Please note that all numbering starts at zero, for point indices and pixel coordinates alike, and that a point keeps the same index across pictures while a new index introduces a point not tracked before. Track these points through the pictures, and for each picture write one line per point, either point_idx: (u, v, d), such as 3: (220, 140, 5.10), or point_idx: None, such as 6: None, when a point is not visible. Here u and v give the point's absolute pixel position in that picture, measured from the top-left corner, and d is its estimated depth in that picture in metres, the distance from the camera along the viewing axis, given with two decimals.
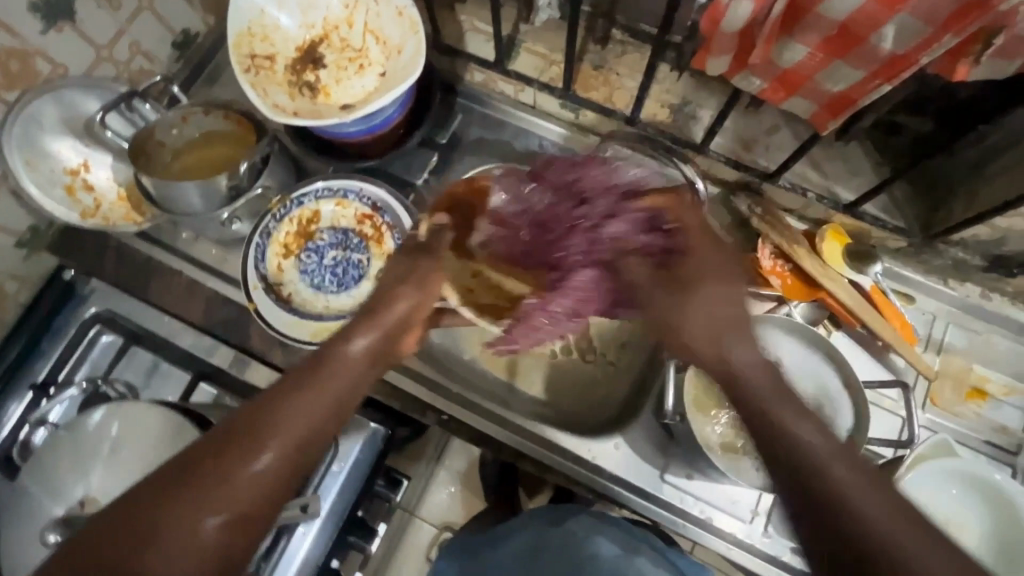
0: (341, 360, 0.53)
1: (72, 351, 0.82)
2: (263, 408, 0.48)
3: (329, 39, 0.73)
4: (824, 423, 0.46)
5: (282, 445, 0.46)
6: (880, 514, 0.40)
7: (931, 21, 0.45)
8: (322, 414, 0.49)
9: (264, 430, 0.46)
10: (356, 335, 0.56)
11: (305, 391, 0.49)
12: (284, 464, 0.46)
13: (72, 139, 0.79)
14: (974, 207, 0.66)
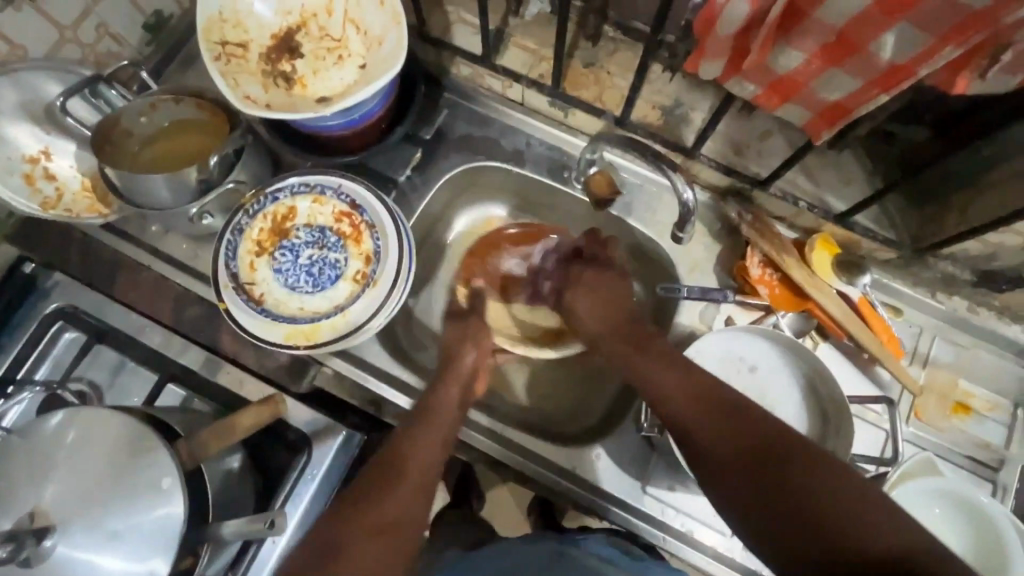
0: (441, 406, 0.67)
1: (31, 348, 0.78)
2: (394, 449, 0.61)
3: (307, 27, 0.69)
4: (697, 391, 0.57)
5: (410, 471, 0.59)
6: (824, 490, 0.46)
7: (932, 31, 0.43)
8: (424, 443, 0.62)
9: (404, 466, 0.59)
10: (445, 384, 0.69)
11: (417, 424, 0.64)
12: (413, 491, 0.58)
13: (32, 125, 0.75)
14: (964, 222, 0.65)
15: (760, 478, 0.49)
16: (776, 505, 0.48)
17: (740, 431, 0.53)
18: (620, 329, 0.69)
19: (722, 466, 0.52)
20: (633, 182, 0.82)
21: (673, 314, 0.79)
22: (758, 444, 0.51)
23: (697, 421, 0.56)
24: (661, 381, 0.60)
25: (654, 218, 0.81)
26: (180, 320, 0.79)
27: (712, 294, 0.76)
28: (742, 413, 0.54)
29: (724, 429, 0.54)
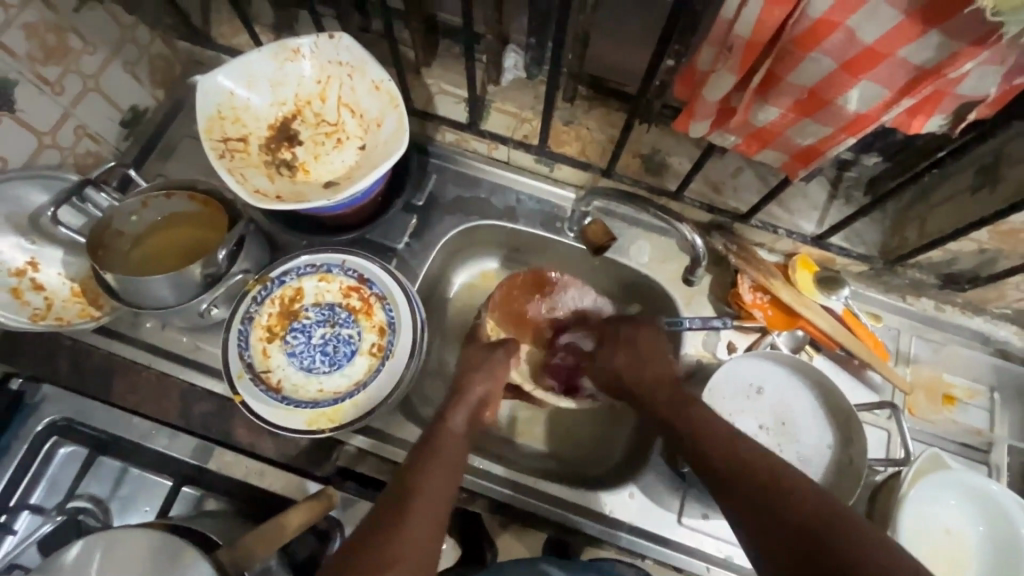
0: (448, 433, 0.68)
1: (25, 471, 0.74)
2: (404, 480, 0.62)
3: (302, 115, 0.71)
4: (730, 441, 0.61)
5: (420, 501, 0.60)
6: (850, 549, 0.49)
7: (891, 86, 0.49)
8: (432, 471, 0.63)
9: (412, 498, 0.60)
10: (453, 414, 0.70)
11: (428, 453, 0.65)
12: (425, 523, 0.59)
13: (17, 236, 0.74)
14: (925, 235, 0.73)
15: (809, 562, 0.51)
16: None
17: (791, 513, 0.53)
18: (664, 402, 0.70)
19: (773, 546, 0.54)
20: (622, 225, 0.87)
21: (678, 346, 0.83)
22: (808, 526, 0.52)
23: (746, 504, 0.57)
24: (708, 459, 0.62)
25: (645, 256, 0.86)
26: (188, 416, 0.74)
27: (711, 322, 0.81)
28: (785, 493, 0.55)
29: (772, 512, 0.54)
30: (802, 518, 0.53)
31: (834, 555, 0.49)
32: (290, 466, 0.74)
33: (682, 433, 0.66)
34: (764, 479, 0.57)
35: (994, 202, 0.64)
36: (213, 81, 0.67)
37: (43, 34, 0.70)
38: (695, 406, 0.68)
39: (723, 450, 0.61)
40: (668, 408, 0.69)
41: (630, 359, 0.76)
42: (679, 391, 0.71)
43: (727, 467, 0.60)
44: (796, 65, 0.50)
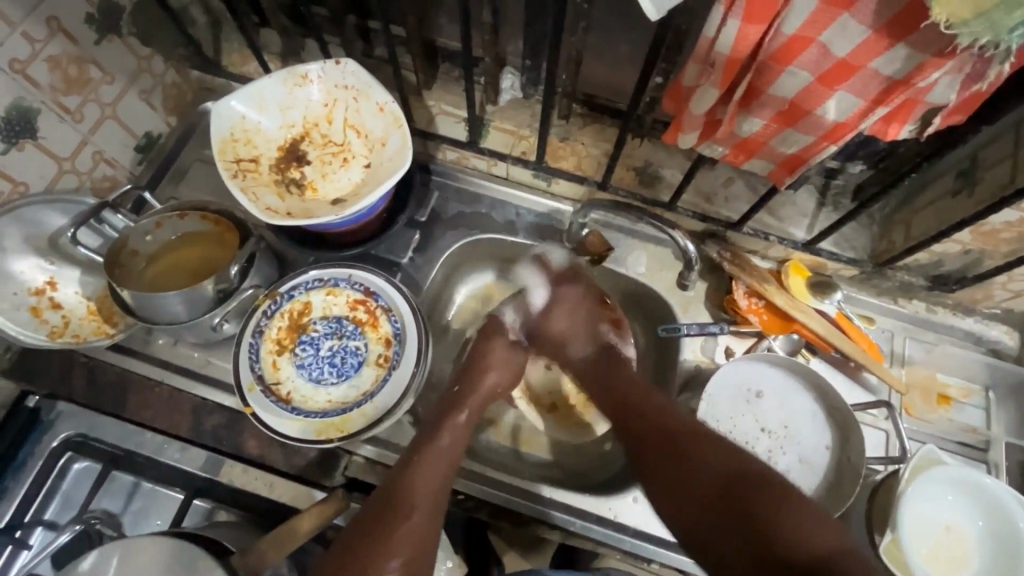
0: (438, 451, 0.68)
1: (40, 486, 0.77)
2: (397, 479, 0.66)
3: (310, 136, 0.75)
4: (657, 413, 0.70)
5: (402, 527, 0.62)
6: (757, 497, 0.59)
7: (866, 96, 0.52)
8: (418, 495, 0.64)
9: (405, 488, 0.65)
10: (461, 411, 0.73)
11: (413, 471, 0.66)
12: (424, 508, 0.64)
13: (36, 256, 0.77)
14: (910, 238, 0.76)
15: (719, 505, 0.61)
16: (729, 525, 0.59)
17: (708, 462, 0.64)
18: (596, 370, 0.81)
19: (686, 492, 0.63)
20: (619, 235, 0.90)
21: (677, 351, 0.85)
22: (726, 476, 0.62)
23: (665, 459, 0.66)
24: (640, 422, 0.71)
25: (642, 264, 0.89)
26: (199, 429, 0.76)
27: (708, 328, 0.83)
28: (704, 449, 0.65)
29: (688, 466, 0.64)
30: (719, 469, 0.63)
31: (749, 507, 0.59)
32: (298, 477, 0.75)
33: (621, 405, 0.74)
34: (685, 438, 0.67)
35: (974, 203, 0.66)
36: (227, 106, 0.70)
37: (66, 65, 0.73)
38: (630, 376, 0.78)
39: (656, 420, 0.70)
40: (593, 374, 0.81)
41: (574, 325, 0.86)
42: (609, 360, 0.81)
43: (652, 431, 0.69)
44: (775, 78, 0.53)
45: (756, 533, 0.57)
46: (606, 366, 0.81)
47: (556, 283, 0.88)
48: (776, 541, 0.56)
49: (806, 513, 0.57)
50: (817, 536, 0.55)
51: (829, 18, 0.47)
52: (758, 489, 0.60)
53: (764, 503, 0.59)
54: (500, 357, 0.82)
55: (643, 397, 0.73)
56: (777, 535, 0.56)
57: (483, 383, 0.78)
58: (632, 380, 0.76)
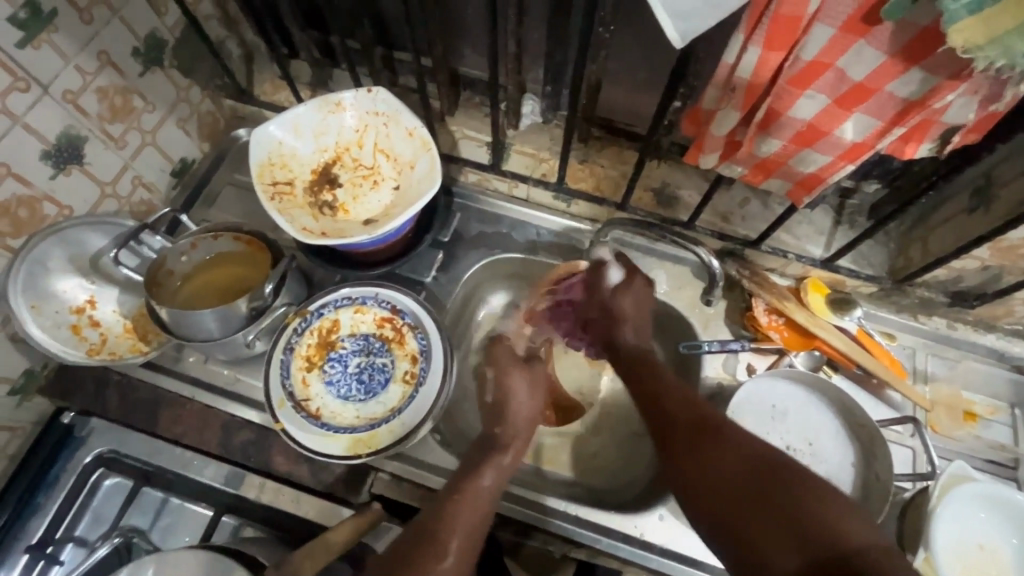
0: (475, 494, 0.66)
1: (72, 501, 0.80)
2: (432, 519, 0.63)
3: (342, 160, 0.78)
4: (687, 398, 0.68)
5: (433, 569, 0.58)
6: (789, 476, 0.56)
7: (882, 116, 0.55)
8: (454, 538, 0.61)
9: (439, 530, 0.62)
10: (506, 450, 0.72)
11: (450, 514, 0.63)
12: (460, 556, 0.60)
13: (79, 276, 0.80)
14: (929, 254, 0.77)
15: (749, 483, 0.57)
16: (758, 513, 0.54)
17: (739, 442, 0.61)
18: (636, 363, 0.76)
19: (717, 472, 0.59)
20: (639, 254, 0.91)
21: (698, 368, 0.86)
22: (758, 459, 0.58)
23: (693, 443, 0.63)
24: (667, 405, 0.68)
25: (660, 283, 0.90)
26: (228, 445, 0.77)
27: (729, 345, 0.84)
28: (736, 435, 0.62)
29: (718, 450, 0.61)
30: (752, 451, 0.59)
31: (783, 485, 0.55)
32: (326, 492, 0.76)
33: (642, 390, 0.72)
34: (719, 424, 0.64)
35: (991, 219, 0.67)
36: (265, 132, 0.74)
37: (113, 95, 0.77)
38: (662, 372, 0.73)
39: (684, 402, 0.68)
40: (644, 361, 0.75)
41: (638, 313, 0.80)
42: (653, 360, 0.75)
43: (683, 414, 0.66)
44: (794, 101, 0.55)
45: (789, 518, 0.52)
46: (643, 363, 0.75)
47: (630, 272, 0.82)
48: (806, 525, 0.51)
49: (843, 503, 0.52)
50: (851, 526, 0.50)
51: (846, 45, 0.50)
52: (791, 475, 0.56)
53: (796, 488, 0.55)
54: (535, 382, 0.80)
55: (676, 385, 0.70)
56: (806, 522, 0.51)
57: (520, 428, 0.75)
58: (667, 376, 0.72)
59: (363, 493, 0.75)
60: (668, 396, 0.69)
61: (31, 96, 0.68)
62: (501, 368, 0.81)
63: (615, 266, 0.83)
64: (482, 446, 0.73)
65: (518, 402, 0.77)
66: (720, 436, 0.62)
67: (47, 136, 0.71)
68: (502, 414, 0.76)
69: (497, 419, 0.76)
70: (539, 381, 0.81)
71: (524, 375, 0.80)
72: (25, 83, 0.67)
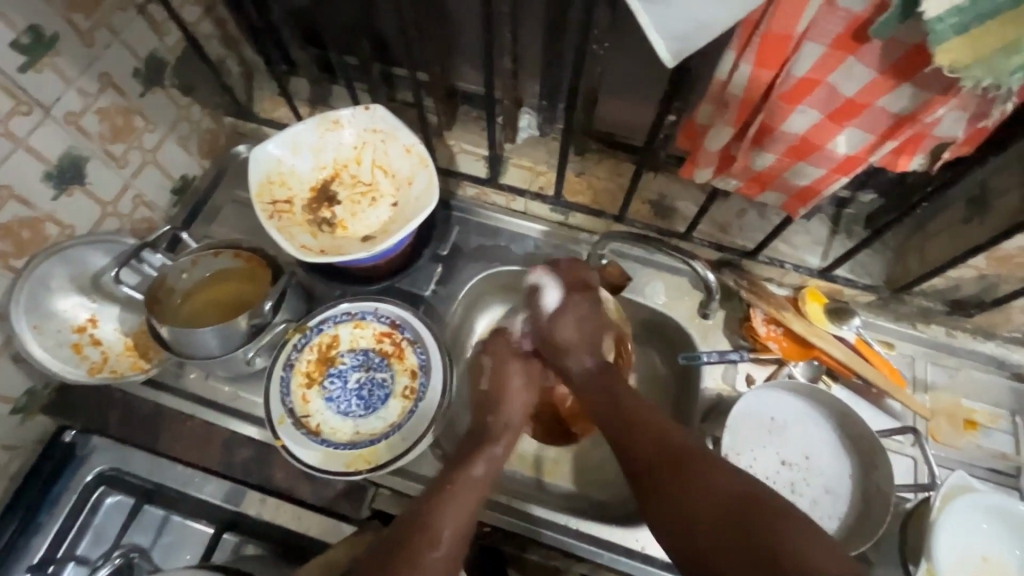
0: (467, 482, 0.66)
1: (74, 519, 0.80)
2: (424, 507, 0.62)
3: (340, 176, 0.79)
4: (651, 427, 0.67)
5: (426, 557, 0.57)
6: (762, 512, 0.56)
7: (874, 131, 0.55)
8: (447, 526, 0.60)
9: (433, 515, 0.61)
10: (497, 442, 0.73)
11: (443, 503, 0.63)
12: (453, 545, 0.60)
13: (80, 295, 0.81)
14: (926, 263, 0.77)
15: (724, 525, 0.56)
16: (739, 554, 0.54)
17: (707, 479, 0.60)
18: (595, 383, 0.75)
19: (690, 507, 0.59)
20: (635, 266, 0.92)
21: (698, 380, 0.86)
22: (735, 497, 0.58)
23: (660, 478, 0.62)
24: (631, 434, 0.67)
25: (658, 294, 0.90)
26: (230, 462, 0.78)
27: (728, 356, 0.84)
28: (707, 472, 0.61)
29: (693, 487, 0.60)
30: (723, 487, 0.59)
31: (756, 526, 0.54)
32: (327, 509, 0.76)
33: (604, 414, 0.71)
34: (685, 456, 0.63)
35: (986, 230, 0.68)
36: (264, 151, 0.75)
37: (114, 116, 0.78)
38: (628, 395, 0.72)
39: (651, 433, 0.66)
40: (602, 387, 0.74)
41: (583, 337, 0.79)
42: (612, 379, 0.75)
43: (651, 449, 0.65)
44: (786, 116, 0.56)
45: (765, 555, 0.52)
46: (607, 384, 0.74)
47: (568, 289, 0.82)
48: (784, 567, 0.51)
49: (810, 536, 0.53)
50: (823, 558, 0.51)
51: (836, 62, 0.50)
52: (765, 513, 0.55)
53: (775, 529, 0.54)
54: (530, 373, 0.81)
55: (643, 413, 0.69)
56: (791, 565, 0.51)
57: (515, 421, 0.77)
58: (627, 398, 0.71)
59: (363, 512, 0.75)
60: (631, 422, 0.68)
61: (33, 119, 0.69)
62: (500, 358, 0.81)
63: (550, 286, 0.82)
64: (473, 439, 0.73)
65: (513, 395, 0.79)
66: (687, 472, 0.61)
67: (50, 158, 0.72)
68: (496, 404, 0.77)
69: (491, 408, 0.77)
70: (535, 373, 0.82)
71: (522, 369, 0.80)
72: (28, 106, 0.68)
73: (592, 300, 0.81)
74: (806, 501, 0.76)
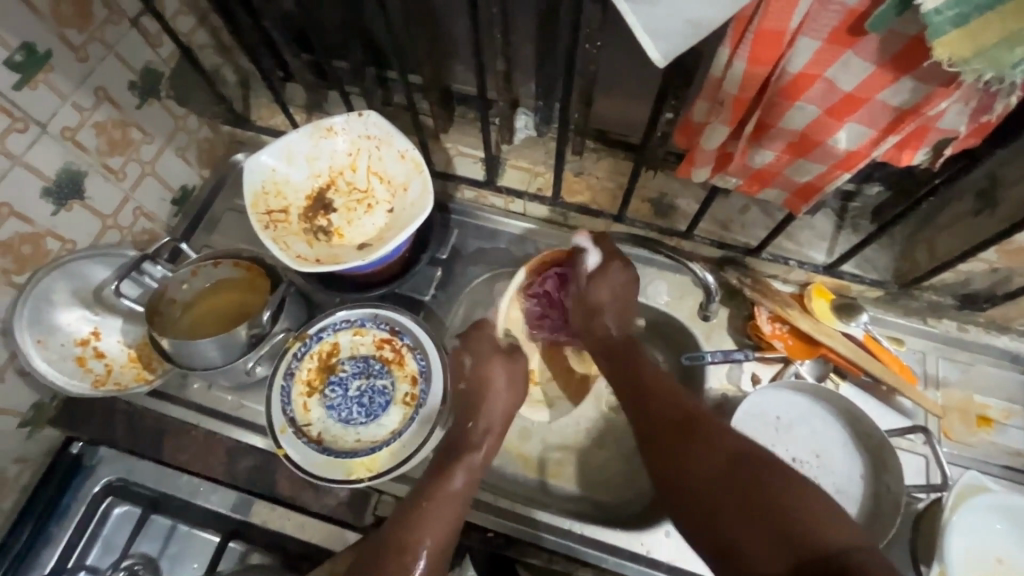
0: (446, 493, 0.68)
1: (83, 530, 0.81)
2: (398, 527, 0.65)
3: (336, 184, 0.79)
4: (667, 392, 0.70)
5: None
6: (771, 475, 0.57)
7: (876, 125, 0.53)
8: (424, 543, 0.64)
9: (407, 535, 0.64)
10: (480, 445, 0.73)
11: (419, 520, 0.65)
12: (430, 564, 0.63)
13: (83, 308, 0.81)
14: (935, 257, 0.75)
15: (731, 482, 0.58)
16: (739, 514, 0.56)
17: (722, 442, 0.62)
18: (618, 351, 0.76)
19: (701, 469, 0.60)
20: (637, 265, 0.90)
21: (702, 380, 0.84)
22: (737, 459, 0.60)
23: (671, 441, 0.64)
24: (649, 404, 0.69)
25: (659, 293, 0.89)
26: (233, 471, 0.78)
27: (733, 355, 0.82)
28: (719, 435, 0.63)
29: (701, 448, 0.62)
30: (733, 449, 0.61)
31: (766, 485, 0.57)
32: (330, 517, 0.76)
33: (622, 376, 0.74)
34: (697, 424, 0.65)
35: (995, 223, 0.66)
36: (258, 161, 0.75)
37: (111, 129, 0.78)
38: (646, 366, 0.74)
39: (666, 402, 0.68)
40: (620, 352, 0.76)
41: (615, 302, 0.79)
42: (635, 349, 0.76)
43: (665, 414, 0.67)
44: (784, 112, 0.54)
45: (771, 514, 0.54)
46: (629, 354, 0.76)
47: (606, 256, 0.81)
48: (787, 525, 0.53)
49: (819, 504, 0.55)
50: (829, 525, 0.52)
51: (834, 56, 0.49)
52: (776, 477, 0.57)
53: (779, 489, 0.56)
54: (511, 373, 0.79)
55: (661, 382, 0.71)
56: (795, 520, 0.53)
57: (495, 420, 0.76)
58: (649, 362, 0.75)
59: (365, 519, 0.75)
60: (647, 387, 0.71)
61: (29, 135, 0.69)
62: (479, 356, 0.80)
63: (592, 249, 0.81)
64: (453, 443, 0.73)
65: (495, 392, 0.78)
66: (700, 436, 0.63)
67: (48, 173, 0.73)
68: (476, 408, 0.76)
69: (471, 413, 0.76)
70: (517, 373, 0.80)
71: (502, 365, 0.79)
72: (23, 123, 0.68)
73: (630, 272, 0.80)
74: None
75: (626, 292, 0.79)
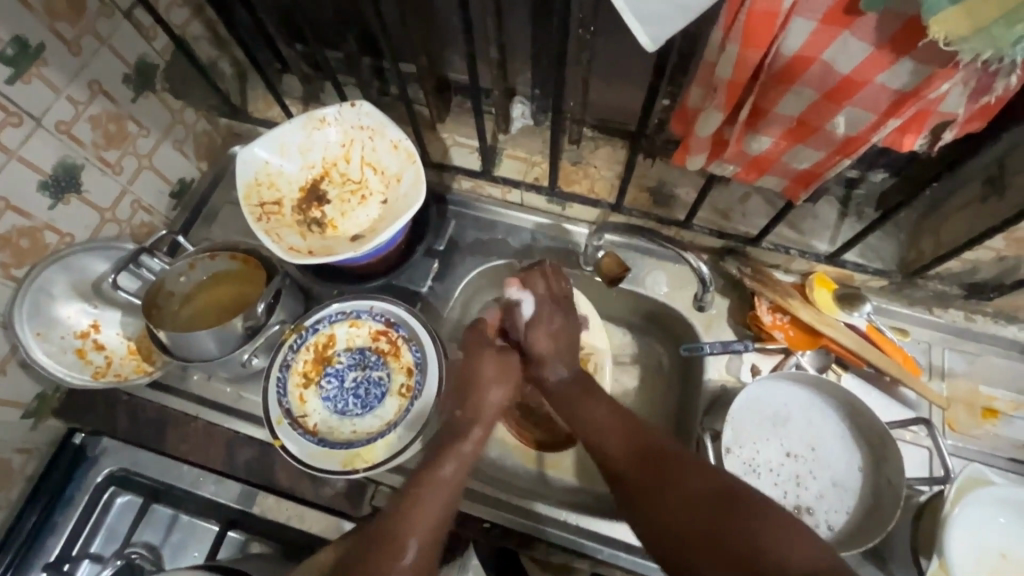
0: (435, 481, 0.64)
1: (87, 518, 0.83)
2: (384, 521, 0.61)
3: (329, 175, 0.78)
4: (632, 422, 0.68)
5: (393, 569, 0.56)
6: (740, 507, 0.55)
7: (876, 109, 0.52)
8: (414, 533, 0.59)
9: (396, 528, 0.59)
10: (473, 430, 0.71)
11: (408, 509, 0.61)
12: (423, 554, 0.59)
13: (82, 301, 0.82)
14: (941, 246, 0.73)
15: (702, 518, 0.55)
16: (709, 550, 0.53)
17: (686, 477, 0.59)
18: (570, 398, 0.74)
19: (669, 506, 0.58)
20: (637, 256, 0.89)
21: (701, 371, 0.83)
22: (709, 494, 0.57)
23: (638, 477, 0.62)
24: (613, 441, 0.66)
25: (658, 286, 0.87)
26: (232, 462, 0.79)
27: (732, 345, 0.81)
28: (684, 469, 0.60)
29: (665, 486, 0.59)
30: (699, 484, 0.58)
31: (733, 522, 0.53)
32: (328, 508, 0.77)
33: (576, 416, 0.72)
34: (659, 458, 0.62)
35: (1002, 209, 0.64)
36: (251, 153, 0.75)
37: (106, 123, 0.78)
38: (606, 407, 0.71)
39: (624, 436, 0.66)
40: (574, 398, 0.73)
41: (558, 347, 0.78)
42: (592, 390, 0.74)
43: (628, 448, 0.65)
44: (778, 97, 0.53)
45: (741, 550, 0.51)
46: (582, 396, 0.73)
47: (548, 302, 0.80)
48: (757, 557, 0.50)
49: (791, 532, 0.51)
50: (801, 553, 0.50)
51: (829, 38, 0.47)
52: (743, 508, 0.54)
53: (745, 522, 0.53)
54: (503, 366, 0.77)
55: (622, 417, 0.69)
56: (764, 555, 0.50)
57: (486, 411, 0.74)
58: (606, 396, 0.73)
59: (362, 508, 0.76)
60: (607, 424, 0.68)
61: (24, 130, 0.69)
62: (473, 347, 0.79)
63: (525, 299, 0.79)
64: (445, 433, 0.71)
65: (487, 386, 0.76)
66: (665, 471, 0.61)
67: (45, 168, 0.73)
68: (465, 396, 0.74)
69: (460, 400, 0.75)
70: (510, 367, 0.78)
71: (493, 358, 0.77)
72: (18, 117, 0.68)
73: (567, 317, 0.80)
74: (812, 495, 0.74)
75: (570, 335, 0.79)
